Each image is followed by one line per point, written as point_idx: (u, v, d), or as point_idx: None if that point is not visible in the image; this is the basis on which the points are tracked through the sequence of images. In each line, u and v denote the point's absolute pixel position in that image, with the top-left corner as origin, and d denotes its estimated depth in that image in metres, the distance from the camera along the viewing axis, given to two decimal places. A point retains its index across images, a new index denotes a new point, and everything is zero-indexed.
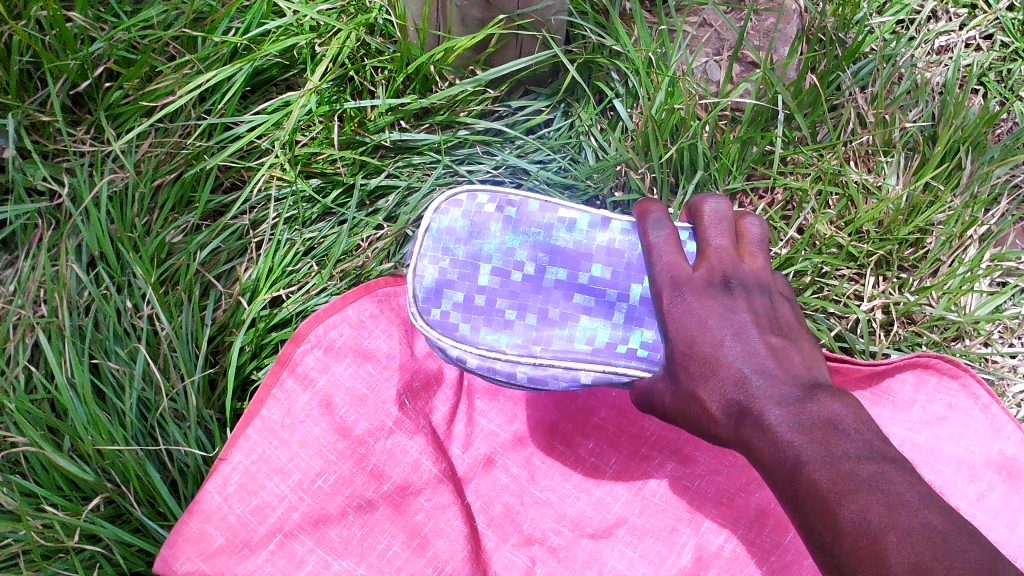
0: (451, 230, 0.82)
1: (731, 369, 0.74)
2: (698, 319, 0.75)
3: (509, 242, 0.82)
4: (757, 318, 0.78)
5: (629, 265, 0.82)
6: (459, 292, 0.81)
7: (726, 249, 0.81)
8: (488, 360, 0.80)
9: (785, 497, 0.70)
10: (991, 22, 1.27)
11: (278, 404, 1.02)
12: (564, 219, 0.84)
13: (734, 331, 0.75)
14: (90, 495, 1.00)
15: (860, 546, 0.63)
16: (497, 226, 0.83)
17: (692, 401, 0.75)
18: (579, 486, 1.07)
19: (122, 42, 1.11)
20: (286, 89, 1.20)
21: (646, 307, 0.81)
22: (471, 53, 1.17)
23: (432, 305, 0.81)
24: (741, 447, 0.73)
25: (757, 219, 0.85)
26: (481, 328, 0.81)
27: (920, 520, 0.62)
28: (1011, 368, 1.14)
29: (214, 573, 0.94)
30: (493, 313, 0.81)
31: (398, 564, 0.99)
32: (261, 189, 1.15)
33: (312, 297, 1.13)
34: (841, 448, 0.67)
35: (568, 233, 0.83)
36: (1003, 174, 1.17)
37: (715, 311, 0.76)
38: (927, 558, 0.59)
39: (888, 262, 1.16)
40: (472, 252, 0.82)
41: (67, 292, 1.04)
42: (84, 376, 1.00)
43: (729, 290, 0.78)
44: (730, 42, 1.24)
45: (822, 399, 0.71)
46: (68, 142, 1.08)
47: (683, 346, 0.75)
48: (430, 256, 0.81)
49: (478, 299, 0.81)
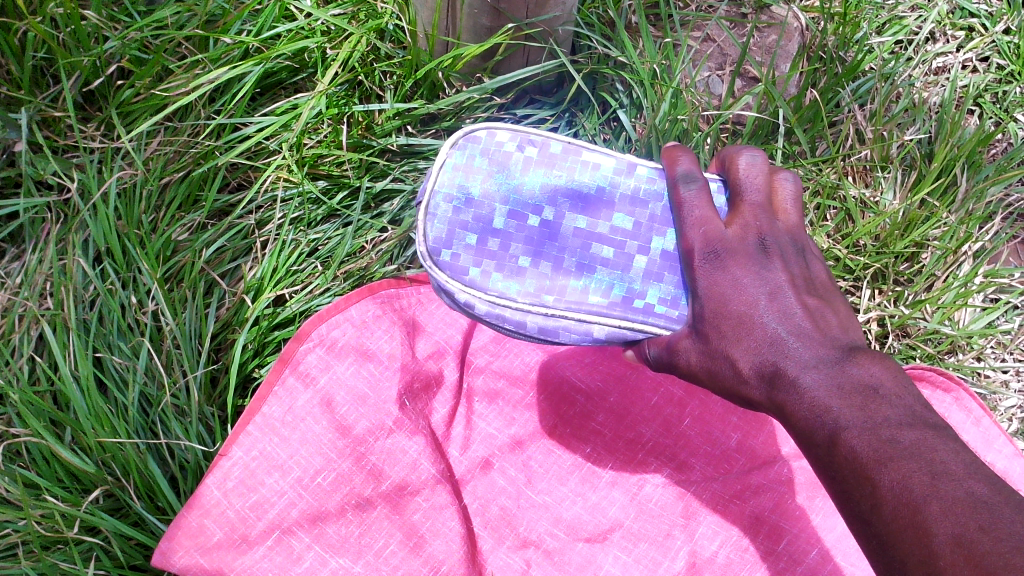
0: (468, 166, 0.80)
1: (765, 330, 0.73)
2: (732, 277, 0.74)
3: (528, 184, 0.80)
4: (794, 279, 0.77)
5: (652, 217, 0.80)
6: (472, 233, 0.79)
7: (761, 204, 0.79)
8: (498, 308, 0.78)
9: (821, 464, 0.71)
10: (988, 45, 1.30)
11: (279, 401, 1.04)
12: (587, 163, 0.82)
13: (769, 293, 0.75)
14: (90, 487, 1.01)
15: (900, 515, 0.64)
16: (517, 165, 0.81)
17: (722, 361, 0.74)
18: (575, 490, 1.08)
19: (134, 41, 1.13)
20: (295, 92, 1.22)
21: (666, 261, 0.79)
22: (479, 61, 1.19)
23: (442, 245, 0.79)
24: (773, 410, 0.73)
25: (791, 174, 0.83)
26: (492, 273, 0.78)
27: (964, 489, 0.62)
28: (1002, 382, 1.16)
29: (211, 568, 0.95)
30: (505, 258, 0.79)
31: (395, 563, 1.00)
32: (268, 190, 1.17)
33: (315, 297, 1.15)
34: (882, 414, 0.68)
35: (589, 178, 0.81)
36: (999, 192, 1.19)
37: (750, 270, 0.75)
38: (972, 528, 0.60)
39: (885, 276, 1.18)
40: (490, 191, 0.79)
41: (72, 286, 1.04)
42: (88, 368, 1.00)
43: (765, 248, 0.77)
44: (733, 57, 1.26)
45: (861, 361, 0.72)
46: (79, 137, 1.09)
47: (714, 305, 0.74)
48: (443, 193, 0.79)
49: (491, 242, 0.79)
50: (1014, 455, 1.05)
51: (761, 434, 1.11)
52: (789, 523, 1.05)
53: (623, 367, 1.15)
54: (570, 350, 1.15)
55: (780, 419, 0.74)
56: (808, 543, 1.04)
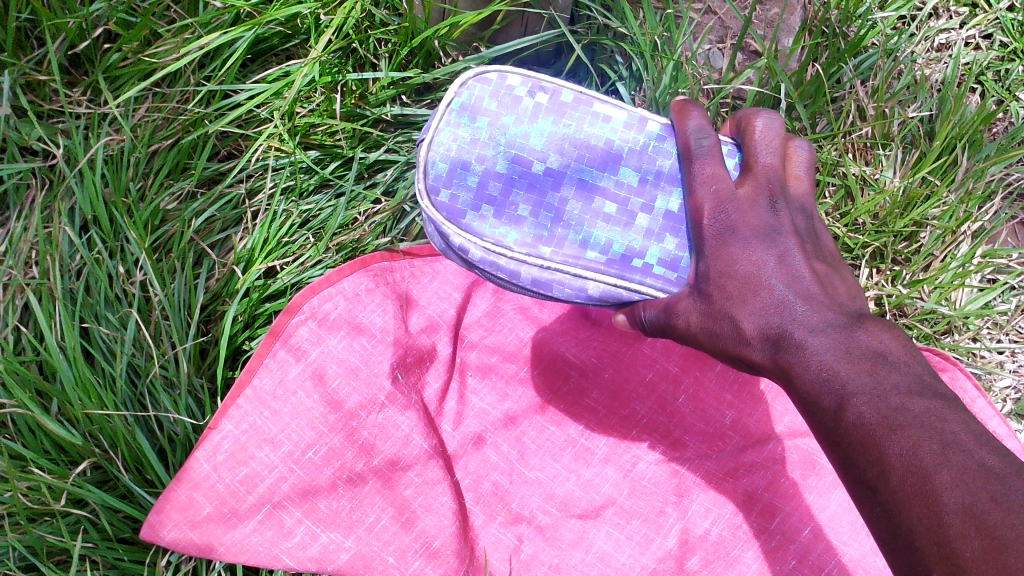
0: (476, 106, 0.78)
1: (772, 293, 0.72)
2: (741, 240, 0.73)
3: (535, 130, 0.78)
4: (802, 244, 0.76)
5: (659, 174, 0.78)
6: (473, 176, 0.77)
7: (774, 168, 0.78)
8: (492, 255, 0.77)
9: (825, 430, 0.70)
10: (991, 22, 1.29)
11: (269, 374, 1.03)
12: (598, 114, 0.80)
13: (778, 257, 0.73)
14: (77, 459, 0.99)
15: (908, 482, 0.63)
16: (525, 109, 0.79)
17: (724, 321, 0.73)
18: (568, 466, 1.07)
19: (122, 3, 1.09)
20: (287, 59, 1.20)
21: (668, 222, 0.77)
22: (476, 29, 1.18)
23: (441, 185, 0.77)
24: (778, 374, 0.72)
25: (805, 143, 0.81)
26: (490, 218, 0.77)
27: (975, 459, 0.61)
28: (997, 363, 1.16)
29: (202, 541, 0.94)
30: (505, 204, 0.77)
31: (386, 538, 0.99)
32: (259, 159, 1.14)
33: (307, 269, 1.13)
34: (890, 382, 0.67)
35: (599, 130, 0.79)
36: (999, 172, 1.18)
37: (758, 233, 0.74)
38: (984, 498, 0.59)
39: (883, 255, 1.17)
40: (494, 135, 0.78)
41: (59, 254, 1.02)
42: (75, 339, 0.98)
43: (775, 212, 0.76)
44: (734, 30, 1.23)
45: (870, 329, 0.71)
46: (65, 103, 1.06)
47: (720, 266, 0.73)
48: (447, 131, 0.78)
49: (492, 186, 0.77)
50: (1008, 435, 1.05)
51: (755, 412, 1.10)
52: (783, 501, 1.04)
53: (619, 343, 1.13)
54: (564, 325, 1.13)
55: (784, 385, 0.73)
56: (801, 522, 1.03)
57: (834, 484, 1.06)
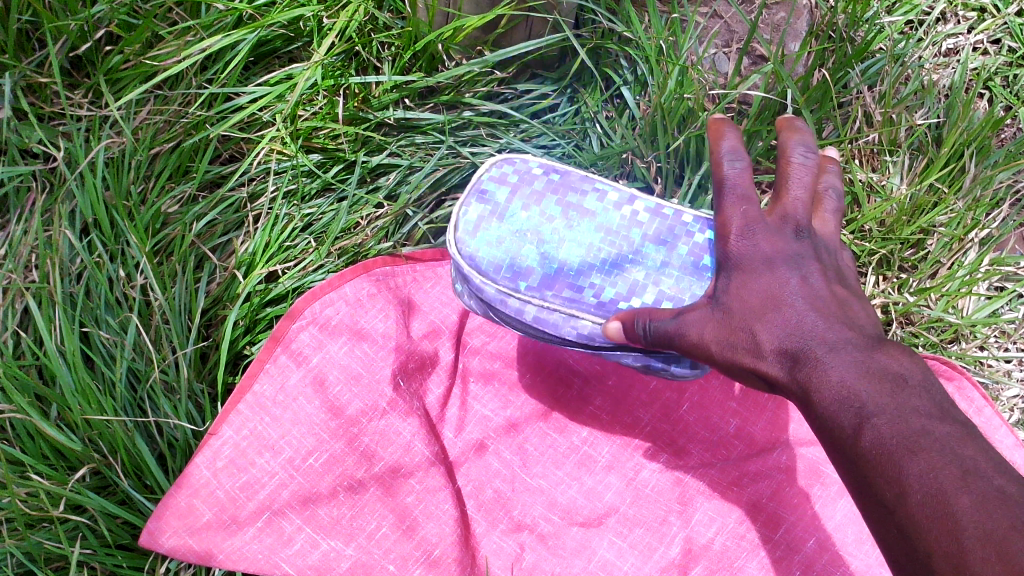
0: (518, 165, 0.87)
1: (792, 310, 0.71)
2: (765, 256, 0.73)
3: (565, 191, 0.85)
4: (825, 270, 0.75)
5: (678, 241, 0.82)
6: (496, 216, 0.84)
7: (803, 201, 0.77)
8: (502, 296, 0.82)
9: (839, 449, 0.69)
10: (1000, 27, 1.27)
11: (270, 379, 1.02)
12: (629, 198, 0.85)
13: (800, 276, 0.73)
14: (76, 465, 0.98)
15: (927, 506, 0.62)
16: (563, 177, 0.86)
17: (742, 334, 0.72)
18: (571, 474, 1.06)
19: (123, 5, 1.08)
20: (289, 61, 1.19)
21: (677, 273, 0.80)
22: (480, 32, 1.17)
23: (467, 224, 0.84)
24: (793, 391, 0.70)
25: (834, 186, 0.81)
26: (506, 266, 0.82)
27: (994, 485, 0.61)
28: (1005, 372, 1.14)
29: (200, 549, 0.93)
30: (519, 240, 0.82)
31: (387, 546, 0.98)
32: (261, 162, 1.13)
33: (309, 274, 1.12)
34: (909, 402, 0.66)
35: (629, 209, 0.84)
36: (1007, 179, 1.17)
37: (783, 252, 0.73)
38: (1004, 525, 0.58)
39: (890, 262, 1.15)
40: (525, 184, 0.85)
41: (59, 258, 1.01)
42: (75, 344, 0.98)
43: (800, 241, 0.75)
44: (740, 34, 1.22)
45: (888, 350, 0.70)
46: (66, 106, 1.05)
47: (742, 280, 0.73)
48: (484, 181, 0.86)
49: (510, 225, 0.83)
50: (1015, 445, 1.02)
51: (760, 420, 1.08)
52: (788, 511, 1.03)
53: None
54: None
55: (797, 402, 0.71)
56: (806, 532, 1.02)
57: (839, 494, 1.04)
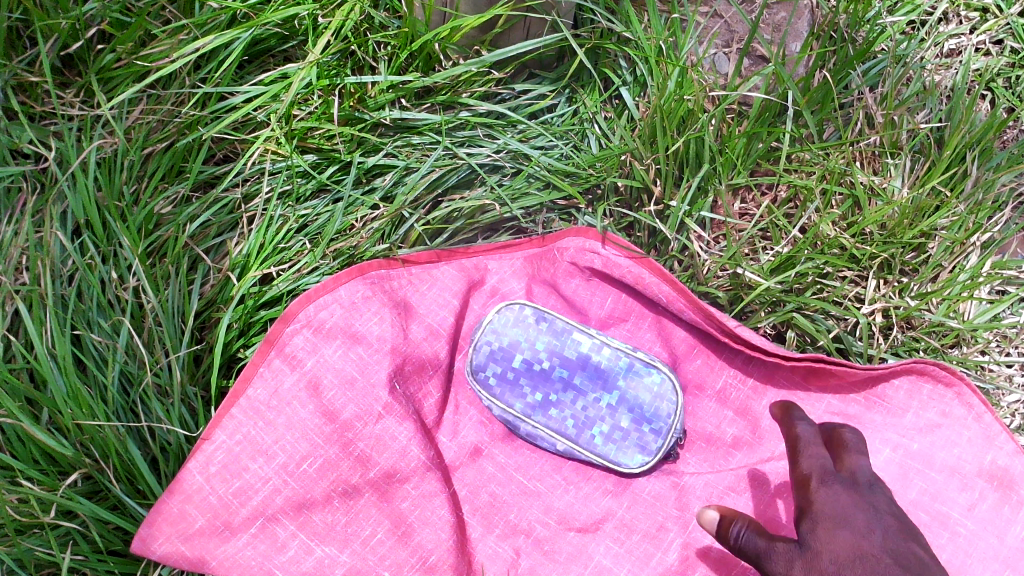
0: (521, 328, 1.11)
1: (873, 543, 0.81)
2: (865, 518, 0.83)
3: (558, 365, 1.09)
4: (901, 525, 0.85)
5: (645, 419, 1.06)
6: (502, 374, 1.09)
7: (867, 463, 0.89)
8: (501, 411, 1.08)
9: None
10: (1003, 27, 1.26)
11: (264, 383, 1.01)
12: (613, 348, 1.09)
13: (881, 527, 0.83)
14: (67, 470, 0.97)
15: None
16: (557, 331, 1.10)
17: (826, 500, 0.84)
18: (568, 479, 1.07)
19: (116, 3, 1.07)
20: (284, 60, 1.17)
21: (632, 440, 1.06)
22: (477, 32, 1.14)
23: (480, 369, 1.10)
24: None
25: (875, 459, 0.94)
26: (503, 391, 1.09)
27: None
28: (1006, 377, 1.14)
29: (193, 555, 0.93)
30: (515, 402, 1.08)
31: (382, 552, 0.97)
32: (255, 162, 1.12)
33: (304, 276, 1.10)
34: None
35: (611, 356, 1.09)
36: (1009, 183, 1.16)
37: (861, 503, 0.84)
38: None
39: (891, 266, 1.14)
40: (525, 360, 1.10)
41: (50, 260, 1.00)
42: (66, 348, 0.96)
43: (872, 490, 0.86)
44: (740, 34, 1.20)
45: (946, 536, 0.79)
46: (57, 105, 1.04)
47: (829, 522, 0.82)
48: (492, 336, 1.10)
49: (509, 393, 1.09)
50: (1015, 452, 0.99)
51: (758, 428, 1.07)
52: (787, 518, 1.00)
53: None
54: None
55: None
56: None
57: None
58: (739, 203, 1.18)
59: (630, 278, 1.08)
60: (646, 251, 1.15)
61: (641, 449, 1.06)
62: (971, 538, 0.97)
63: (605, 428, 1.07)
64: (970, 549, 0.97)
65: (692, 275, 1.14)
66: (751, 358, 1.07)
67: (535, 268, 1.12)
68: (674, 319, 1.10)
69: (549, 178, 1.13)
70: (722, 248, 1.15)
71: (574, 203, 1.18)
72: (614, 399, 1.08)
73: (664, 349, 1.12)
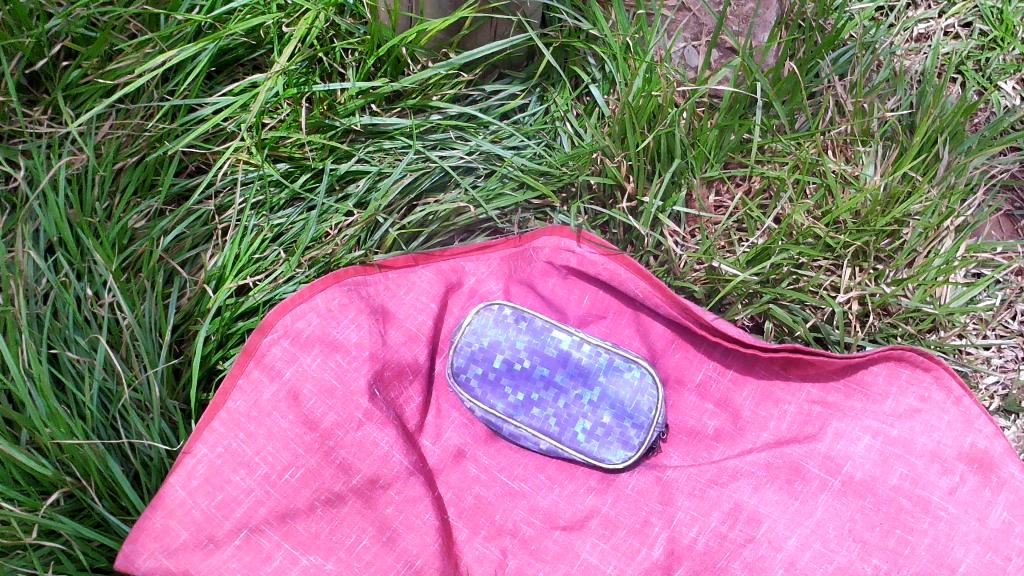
0: (500, 332, 1.10)
1: None
2: None
3: (540, 364, 1.09)
4: None
5: (628, 418, 1.07)
6: (486, 377, 1.09)
7: None
8: (485, 413, 1.08)
9: None
10: (970, 10, 1.27)
11: (243, 395, 1.00)
12: (592, 346, 1.09)
13: None
14: (49, 489, 0.97)
15: None
16: (538, 331, 1.10)
17: None
18: (552, 478, 1.08)
19: (81, 18, 1.07)
20: (254, 69, 1.17)
21: (615, 438, 1.06)
22: (444, 34, 1.16)
23: (462, 373, 1.09)
24: None
25: None
26: (488, 394, 1.08)
27: None
28: (984, 359, 1.15)
29: (177, 570, 0.93)
30: (501, 404, 1.08)
31: (368, 559, 0.97)
32: (227, 173, 1.12)
33: (280, 286, 1.10)
34: None
35: (589, 354, 1.09)
36: (980, 166, 1.17)
37: None
38: None
39: (865, 254, 1.14)
40: (506, 361, 1.09)
41: (23, 280, 0.99)
42: (43, 368, 0.96)
43: None
44: (709, 26, 1.18)
45: None
46: (24, 123, 1.03)
47: None
48: (472, 342, 1.10)
49: (494, 395, 1.08)
50: (994, 435, 0.99)
51: (739, 419, 1.08)
52: (769, 509, 1.01)
53: None
54: None
55: None
56: (788, 529, 0.99)
57: (821, 489, 1.01)
58: (713, 195, 1.20)
59: (606, 274, 1.08)
60: (622, 248, 1.16)
61: (624, 444, 1.06)
62: (953, 521, 0.96)
63: (588, 424, 1.07)
64: (952, 533, 0.96)
65: (669, 270, 1.13)
66: (729, 350, 1.08)
67: (512, 268, 1.13)
68: (651, 313, 1.11)
69: (522, 179, 1.14)
70: (697, 242, 1.16)
71: (548, 203, 1.18)
72: (595, 396, 1.08)
73: (642, 344, 1.13)
